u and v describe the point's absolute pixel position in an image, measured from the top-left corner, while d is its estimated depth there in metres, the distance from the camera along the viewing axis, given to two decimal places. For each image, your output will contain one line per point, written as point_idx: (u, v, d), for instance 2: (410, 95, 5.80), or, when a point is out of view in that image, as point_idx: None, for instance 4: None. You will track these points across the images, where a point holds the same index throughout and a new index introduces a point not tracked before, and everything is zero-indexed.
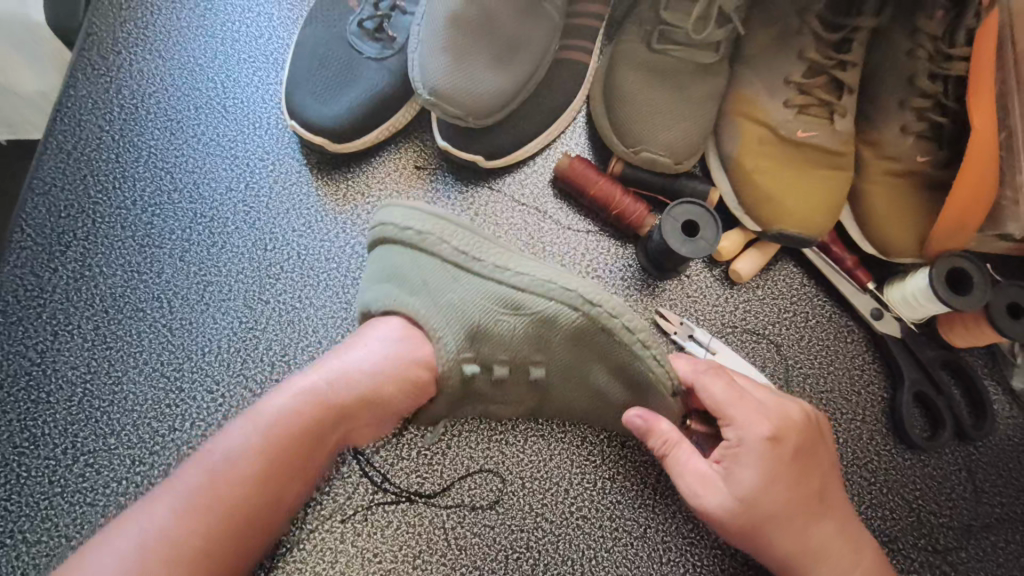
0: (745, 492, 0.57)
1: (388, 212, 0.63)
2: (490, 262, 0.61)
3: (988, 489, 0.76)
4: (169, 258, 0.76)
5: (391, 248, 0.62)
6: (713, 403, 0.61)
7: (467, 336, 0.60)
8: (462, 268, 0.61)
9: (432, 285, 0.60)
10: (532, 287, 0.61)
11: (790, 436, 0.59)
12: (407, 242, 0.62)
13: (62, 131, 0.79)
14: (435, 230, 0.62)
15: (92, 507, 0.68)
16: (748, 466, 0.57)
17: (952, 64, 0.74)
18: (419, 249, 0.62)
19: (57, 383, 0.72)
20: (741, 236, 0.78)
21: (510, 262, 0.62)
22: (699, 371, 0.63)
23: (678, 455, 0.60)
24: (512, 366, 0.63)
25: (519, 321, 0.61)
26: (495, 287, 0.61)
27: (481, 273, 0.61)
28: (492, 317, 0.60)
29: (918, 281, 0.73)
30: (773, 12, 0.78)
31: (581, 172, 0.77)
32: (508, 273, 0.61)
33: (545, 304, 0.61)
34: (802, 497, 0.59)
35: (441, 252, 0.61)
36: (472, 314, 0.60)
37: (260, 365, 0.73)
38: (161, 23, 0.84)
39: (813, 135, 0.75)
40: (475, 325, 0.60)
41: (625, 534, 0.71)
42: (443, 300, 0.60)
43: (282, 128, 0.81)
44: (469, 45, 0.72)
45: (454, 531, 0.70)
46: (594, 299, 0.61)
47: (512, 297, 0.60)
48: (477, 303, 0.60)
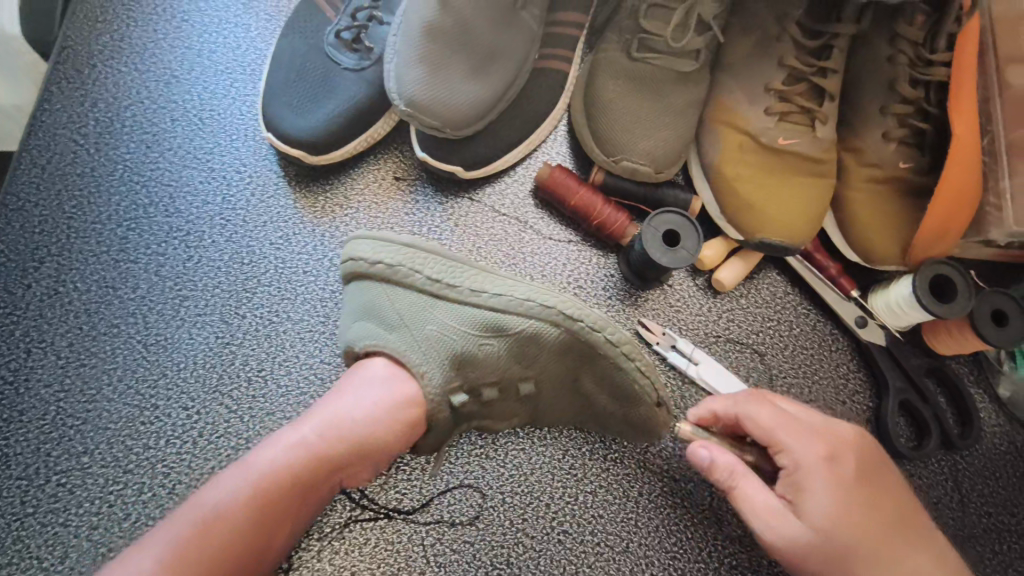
0: (820, 519, 0.54)
1: (363, 245, 0.62)
2: (465, 287, 0.61)
3: (974, 499, 0.75)
4: (144, 273, 0.76)
5: (366, 285, 0.61)
6: (762, 429, 0.59)
7: (452, 368, 0.59)
8: (437, 297, 0.60)
9: (410, 318, 0.59)
10: (511, 308, 0.60)
11: (846, 454, 0.57)
12: (379, 276, 0.61)
13: (37, 145, 0.78)
14: (407, 261, 0.61)
15: (64, 528, 0.67)
16: (814, 490, 0.55)
17: (934, 70, 0.73)
18: (391, 282, 0.61)
19: (30, 403, 0.70)
20: (723, 245, 0.78)
21: (486, 284, 0.61)
22: (742, 398, 0.62)
23: (745, 487, 0.57)
24: (501, 386, 0.62)
25: (501, 343, 0.60)
26: (473, 312, 0.60)
27: (458, 300, 0.60)
28: (473, 342, 0.59)
29: (902, 290, 0.73)
30: (753, 19, 0.78)
31: (561, 182, 0.76)
32: (483, 294, 0.61)
33: (525, 323, 0.60)
34: (879, 521, 0.55)
35: (415, 283, 0.60)
36: (455, 342, 0.59)
37: (236, 381, 0.72)
38: (137, 35, 0.83)
39: (794, 142, 0.75)
40: (459, 354, 0.59)
41: (607, 548, 0.71)
42: (423, 333, 0.58)
43: (260, 140, 0.80)
44: (444, 55, 0.71)
45: (433, 548, 0.69)
46: (573, 314, 0.61)
47: (491, 320, 0.60)
48: (457, 331, 0.59)
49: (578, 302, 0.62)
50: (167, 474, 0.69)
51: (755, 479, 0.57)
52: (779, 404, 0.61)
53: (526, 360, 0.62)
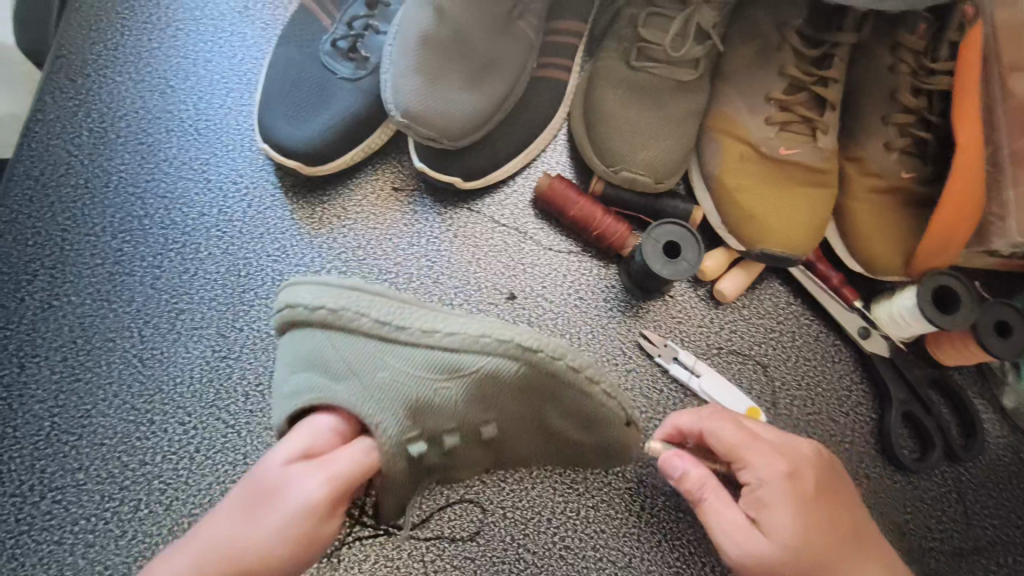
0: (786, 534, 0.53)
1: (301, 289, 0.59)
2: (413, 328, 0.56)
3: (979, 511, 0.74)
4: (139, 286, 0.75)
5: (307, 332, 0.58)
6: (725, 446, 0.59)
7: (409, 415, 0.54)
8: (385, 340, 0.56)
9: (358, 366, 0.55)
10: (462, 346, 0.56)
11: (806, 470, 0.58)
12: (321, 324, 0.57)
13: (30, 156, 0.77)
14: (351, 305, 0.57)
15: (59, 546, 0.66)
16: (776, 505, 0.55)
17: (936, 79, 0.73)
18: (335, 328, 0.57)
19: (24, 418, 0.70)
20: (725, 255, 0.77)
21: (436, 323, 0.57)
22: (703, 417, 0.62)
23: (712, 500, 0.57)
24: (462, 432, 0.58)
25: (458, 385, 0.56)
26: (424, 354, 0.56)
27: (406, 342, 0.56)
28: (429, 387, 0.55)
29: (904, 301, 0.72)
30: (753, 28, 0.77)
31: (561, 192, 0.75)
32: (433, 335, 0.56)
33: (482, 361, 0.56)
34: (839, 536, 0.55)
35: (360, 327, 0.56)
36: (408, 388, 0.54)
37: (233, 396, 0.71)
38: (131, 44, 0.82)
39: (796, 152, 0.74)
40: (415, 400, 0.54)
41: (609, 564, 0.70)
42: (373, 382, 0.54)
43: (255, 151, 0.79)
44: (440, 66, 0.70)
45: (434, 564, 0.69)
46: (532, 345, 0.56)
47: (444, 360, 0.55)
48: (410, 376, 0.55)
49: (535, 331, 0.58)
50: (163, 491, 0.68)
51: (721, 492, 0.57)
52: (742, 421, 0.61)
53: (487, 403, 0.58)
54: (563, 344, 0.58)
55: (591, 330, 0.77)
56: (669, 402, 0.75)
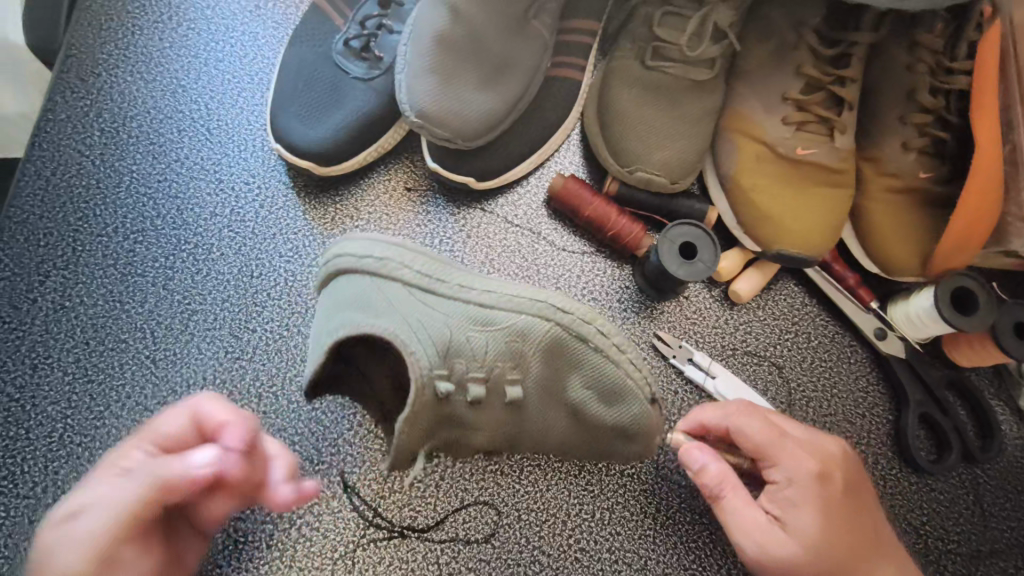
0: (810, 537, 0.54)
1: (345, 243, 0.62)
2: (453, 282, 0.60)
3: (996, 513, 0.74)
4: (152, 287, 0.74)
5: (351, 279, 0.59)
6: (753, 445, 0.58)
7: (439, 356, 0.56)
8: (426, 290, 0.59)
9: (398, 307, 0.57)
10: (499, 302, 0.59)
11: (835, 472, 0.57)
12: (365, 269, 0.59)
13: (40, 156, 0.77)
14: (396, 256, 0.60)
15: None
16: (803, 508, 0.55)
17: (954, 79, 0.72)
18: (380, 275, 0.59)
19: (36, 420, 0.69)
20: (740, 256, 0.76)
21: (474, 282, 0.60)
22: (730, 413, 0.60)
23: (732, 499, 0.57)
24: (488, 386, 0.59)
25: (489, 338, 0.58)
26: (462, 305, 0.59)
27: (447, 294, 0.59)
28: (463, 333, 0.58)
29: (922, 302, 0.71)
30: (769, 28, 0.77)
31: (575, 192, 0.75)
32: (472, 290, 0.60)
33: (516, 318, 0.59)
34: (861, 538, 0.56)
35: (402, 278, 0.59)
36: (446, 332, 0.57)
37: (247, 397, 0.71)
38: (142, 43, 0.82)
39: (813, 152, 0.73)
40: (449, 343, 0.57)
41: (625, 566, 0.69)
42: (412, 319, 0.56)
43: (268, 150, 0.79)
44: (455, 66, 0.70)
45: (449, 566, 0.68)
46: (565, 306, 0.60)
47: (482, 312, 0.59)
48: (447, 321, 0.57)
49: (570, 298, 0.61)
50: None
51: (741, 489, 0.57)
52: (769, 416, 0.60)
53: (514, 360, 0.60)
54: (594, 313, 0.61)
55: None
56: (684, 403, 0.75)
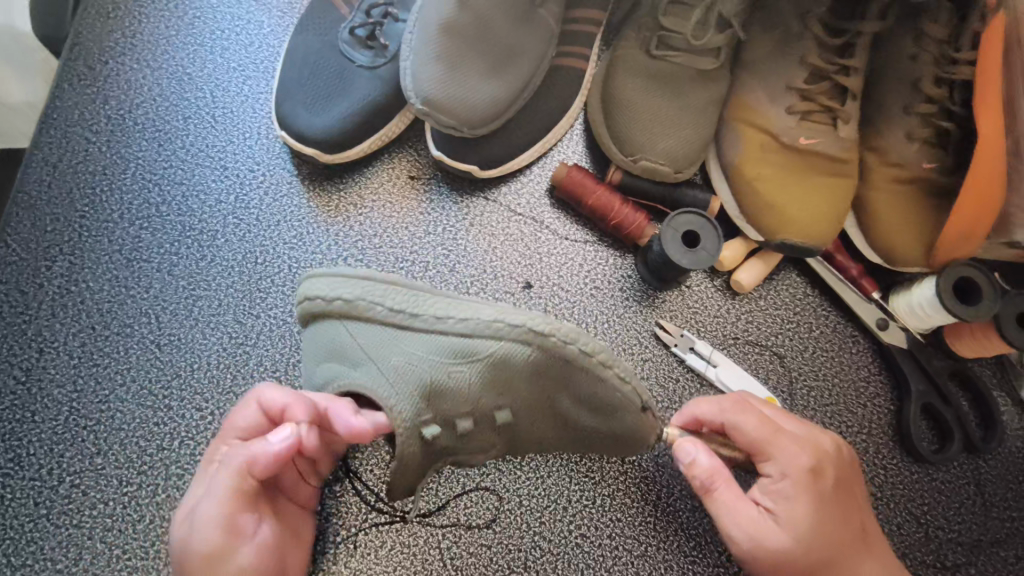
0: (801, 530, 0.54)
1: (315, 282, 0.60)
2: (428, 315, 0.57)
3: (997, 503, 0.74)
4: (158, 272, 0.75)
5: (326, 323, 0.59)
6: (747, 440, 0.58)
7: (422, 400, 0.56)
8: (401, 327, 0.57)
9: (375, 353, 0.57)
10: (478, 331, 0.56)
11: (829, 467, 0.57)
12: (338, 314, 0.58)
13: (48, 143, 0.78)
14: (365, 295, 0.58)
15: (77, 529, 0.66)
16: (796, 501, 0.55)
17: (958, 68, 0.72)
18: (351, 317, 0.58)
19: (43, 403, 0.70)
20: (742, 246, 0.77)
21: (449, 309, 0.58)
22: (726, 410, 0.60)
23: (724, 492, 0.56)
24: (475, 418, 0.59)
25: (471, 369, 0.56)
26: (440, 339, 0.57)
27: (422, 329, 0.57)
28: (441, 371, 0.56)
29: (924, 292, 0.71)
30: (775, 16, 0.77)
31: (578, 181, 0.75)
32: (447, 320, 0.57)
33: (495, 346, 0.56)
34: (851, 533, 0.56)
35: (375, 315, 0.58)
36: (421, 373, 0.56)
37: (250, 382, 0.72)
38: (149, 31, 0.82)
39: (817, 141, 0.74)
40: (428, 384, 0.56)
41: (625, 553, 0.70)
42: (387, 366, 0.56)
43: (272, 139, 0.79)
44: (462, 52, 0.70)
45: (450, 551, 0.68)
46: (541, 329, 0.56)
47: (458, 345, 0.57)
48: (423, 361, 0.56)
49: (548, 315, 0.57)
50: (181, 476, 0.69)
51: (734, 484, 0.57)
52: (763, 411, 0.60)
53: (502, 386, 0.58)
54: (576, 329, 0.57)
55: (606, 320, 0.76)
56: (685, 392, 0.75)
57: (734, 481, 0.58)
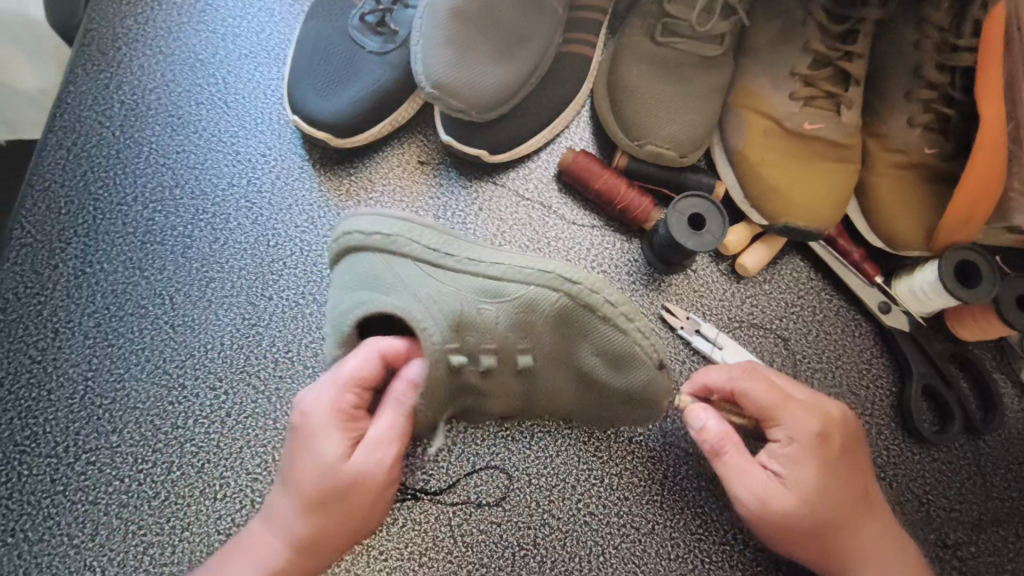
0: (807, 493, 0.56)
1: (353, 219, 0.61)
2: (461, 256, 0.59)
3: (998, 483, 0.75)
4: (171, 254, 0.76)
5: (359, 256, 0.60)
6: (757, 407, 0.59)
7: (450, 330, 0.57)
8: (433, 265, 0.59)
9: (410, 282, 0.58)
10: (508, 274, 0.59)
11: (836, 433, 0.58)
12: (373, 248, 0.60)
13: (62, 127, 0.79)
14: (402, 232, 0.60)
15: (93, 506, 0.67)
16: (802, 465, 0.57)
17: (959, 55, 0.74)
18: (387, 253, 0.60)
19: (58, 381, 0.71)
20: (747, 230, 0.78)
21: (481, 253, 0.60)
22: (735, 376, 0.61)
23: (732, 459, 0.58)
24: (500, 355, 0.61)
25: (499, 308, 0.59)
26: (470, 279, 0.59)
27: (455, 268, 0.59)
28: (473, 305, 0.58)
29: (926, 275, 0.72)
30: (778, 5, 0.78)
31: (585, 165, 0.76)
32: (481, 262, 0.59)
33: (523, 290, 0.59)
34: (852, 496, 0.58)
35: (410, 252, 0.59)
36: (454, 303, 0.58)
37: (262, 362, 0.73)
38: (162, 19, 0.83)
39: (820, 127, 0.75)
40: (458, 315, 0.58)
41: (633, 530, 0.71)
42: (421, 295, 0.57)
43: (284, 124, 0.80)
44: (471, 37, 0.71)
45: (460, 528, 0.70)
46: (571, 276, 0.59)
47: (489, 285, 0.59)
48: (455, 293, 0.58)
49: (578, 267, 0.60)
50: (195, 454, 0.70)
51: (743, 450, 0.59)
52: (772, 379, 0.61)
53: (527, 331, 0.60)
54: (601, 281, 0.60)
55: None
56: (690, 374, 0.76)
57: (744, 446, 0.59)
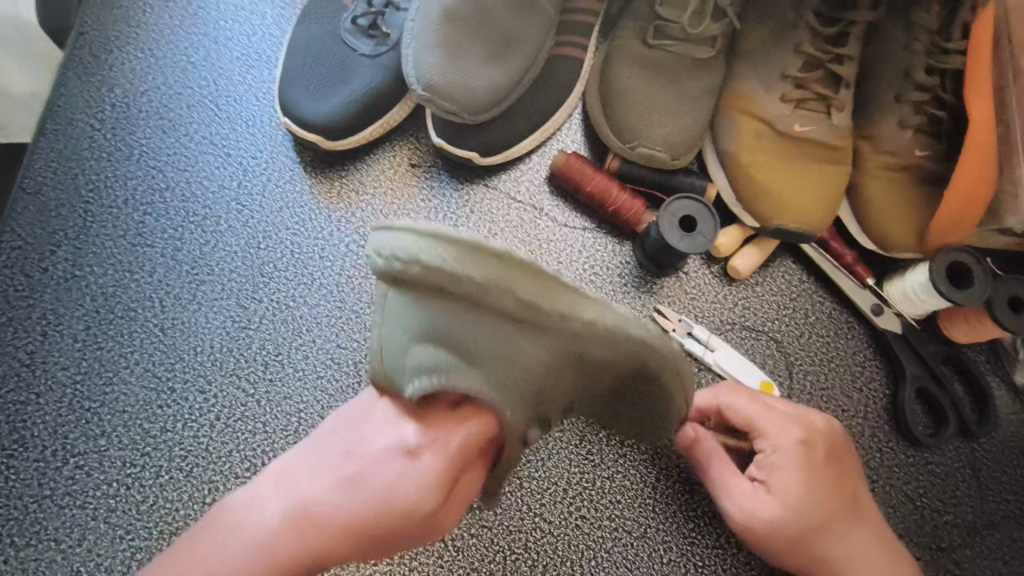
0: (792, 499, 0.56)
1: (406, 242, 0.43)
2: (555, 313, 0.44)
3: (992, 486, 0.75)
4: (161, 257, 0.76)
5: (416, 296, 0.46)
6: (741, 418, 0.60)
7: (530, 408, 0.50)
8: (515, 325, 0.46)
9: (491, 355, 0.47)
10: (607, 346, 0.46)
11: (821, 441, 0.59)
12: (434, 288, 0.44)
13: (53, 129, 0.78)
14: (478, 275, 0.42)
15: (81, 510, 0.67)
16: (787, 473, 0.57)
17: (949, 57, 0.74)
18: (455, 299, 0.44)
19: (47, 385, 0.70)
20: (740, 232, 0.78)
21: (580, 307, 0.45)
22: (718, 392, 0.63)
23: (720, 471, 0.59)
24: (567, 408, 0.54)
25: (586, 377, 0.50)
26: (561, 346, 0.47)
27: (544, 329, 0.46)
28: (554, 377, 0.49)
29: (918, 277, 0.72)
30: (769, 7, 0.78)
31: (577, 168, 0.76)
32: (576, 321, 0.45)
33: (620, 366, 0.49)
34: (840, 503, 0.58)
35: (490, 304, 0.44)
36: (535, 377, 0.48)
37: (253, 365, 0.72)
38: (154, 22, 0.83)
39: (811, 129, 0.75)
40: (542, 393, 0.49)
41: (625, 534, 0.70)
42: (495, 365, 0.47)
43: (276, 127, 0.80)
44: (462, 40, 0.71)
45: (451, 532, 0.69)
46: (666, 354, 0.48)
47: (580, 356, 0.48)
48: (544, 370, 0.48)
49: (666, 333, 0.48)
50: (184, 458, 0.69)
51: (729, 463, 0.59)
52: (755, 393, 0.62)
53: (604, 384, 0.52)
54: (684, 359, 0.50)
55: None
56: None
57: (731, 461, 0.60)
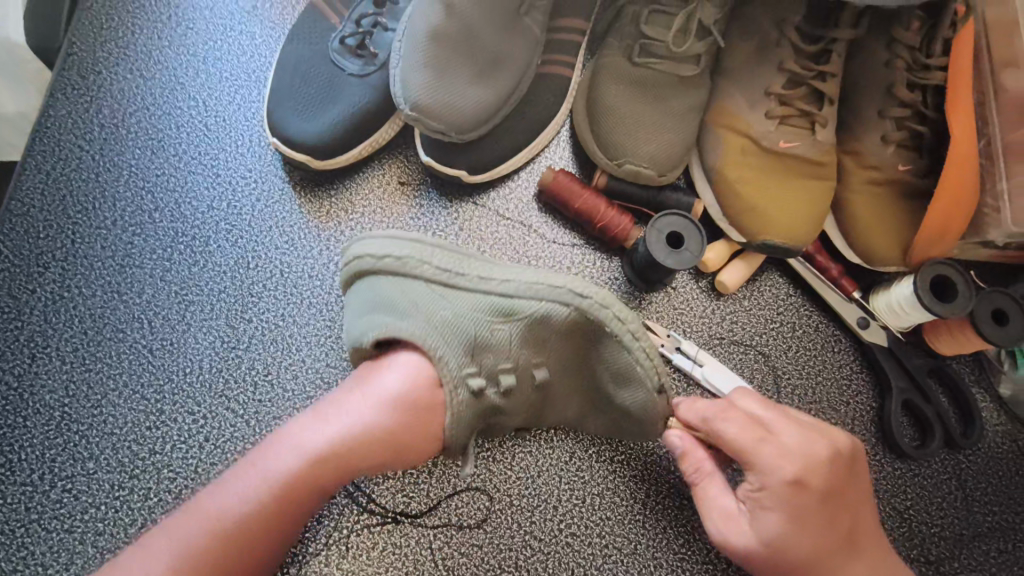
0: (769, 536, 0.56)
1: (363, 245, 0.63)
2: (473, 276, 0.62)
3: (979, 498, 0.75)
4: (150, 278, 0.76)
5: (370, 279, 0.62)
6: (735, 446, 0.59)
7: (467, 352, 0.59)
8: (447, 286, 0.61)
9: (422, 305, 0.60)
10: (521, 292, 0.61)
11: (817, 481, 0.56)
12: (387, 270, 0.62)
13: (41, 151, 0.78)
14: (414, 253, 0.62)
15: (69, 534, 0.67)
16: (771, 512, 0.56)
17: (930, 74, 0.75)
18: (399, 274, 0.61)
19: (34, 409, 0.70)
20: (727, 247, 0.78)
21: (494, 271, 0.62)
22: (710, 418, 0.62)
23: (705, 487, 0.62)
24: (518, 373, 0.62)
25: (512, 328, 0.61)
26: (484, 297, 0.61)
27: (467, 288, 0.61)
28: (486, 326, 0.60)
29: (902, 290, 0.73)
30: (752, 24, 0.79)
31: (565, 184, 0.76)
32: (489, 280, 0.62)
33: (535, 305, 0.61)
34: (829, 543, 0.57)
35: (424, 273, 0.61)
36: (468, 328, 0.60)
37: (242, 385, 0.72)
38: (142, 43, 0.83)
39: (794, 145, 0.76)
40: (474, 338, 0.60)
41: (615, 551, 0.71)
42: (436, 319, 0.59)
43: (265, 147, 0.81)
44: (448, 60, 0.72)
45: (441, 551, 0.69)
46: (581, 291, 0.60)
47: (504, 304, 0.61)
48: (471, 317, 0.60)
49: (589, 282, 0.62)
50: (173, 480, 0.69)
51: (718, 479, 0.62)
52: (755, 416, 0.60)
53: (539, 344, 0.62)
54: (612, 296, 0.61)
55: None
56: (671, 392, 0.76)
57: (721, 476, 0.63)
